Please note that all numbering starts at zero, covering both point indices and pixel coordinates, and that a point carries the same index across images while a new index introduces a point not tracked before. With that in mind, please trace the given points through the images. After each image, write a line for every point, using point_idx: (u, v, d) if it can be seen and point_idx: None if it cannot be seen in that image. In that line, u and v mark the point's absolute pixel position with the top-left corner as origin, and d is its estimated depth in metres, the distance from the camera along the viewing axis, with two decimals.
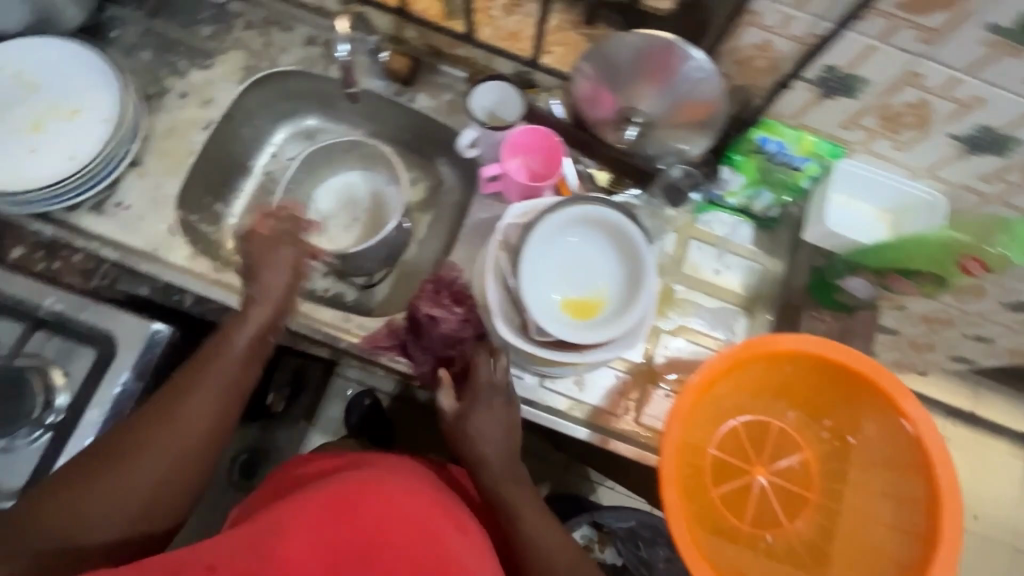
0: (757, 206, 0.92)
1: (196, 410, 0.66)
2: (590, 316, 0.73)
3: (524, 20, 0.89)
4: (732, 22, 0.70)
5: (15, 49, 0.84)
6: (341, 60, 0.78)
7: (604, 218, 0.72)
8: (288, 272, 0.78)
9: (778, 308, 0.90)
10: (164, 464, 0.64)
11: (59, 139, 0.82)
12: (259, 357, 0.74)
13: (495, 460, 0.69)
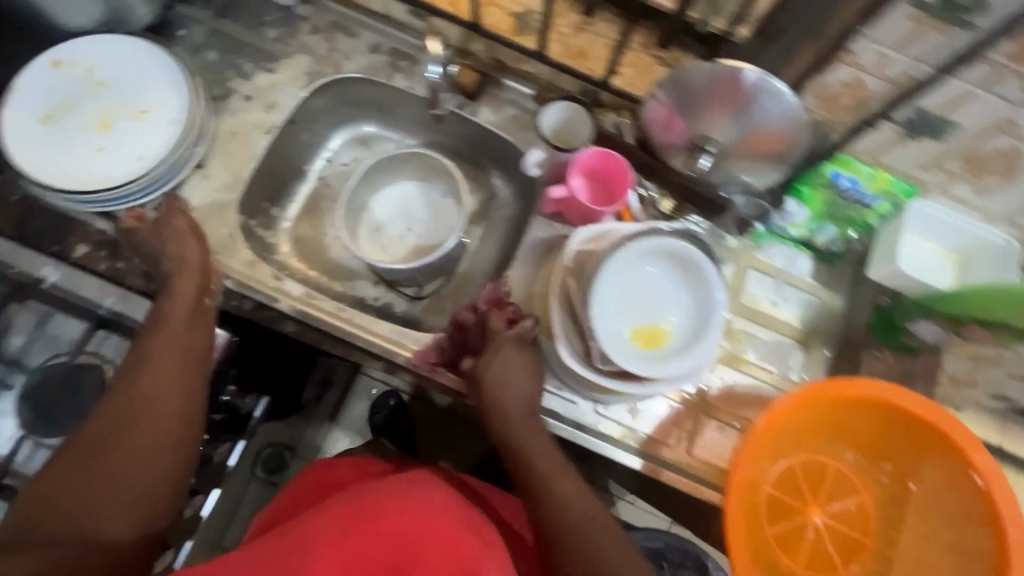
0: (820, 240, 0.90)
1: (156, 382, 0.67)
2: (657, 348, 0.71)
3: (594, 38, 0.88)
4: (824, 60, 0.68)
5: (86, 46, 0.84)
6: (431, 80, 0.82)
7: (677, 251, 0.70)
8: (194, 248, 0.77)
9: (836, 345, 0.89)
10: (146, 447, 0.64)
11: (126, 139, 0.82)
12: (202, 322, 0.74)
13: (518, 418, 0.71)
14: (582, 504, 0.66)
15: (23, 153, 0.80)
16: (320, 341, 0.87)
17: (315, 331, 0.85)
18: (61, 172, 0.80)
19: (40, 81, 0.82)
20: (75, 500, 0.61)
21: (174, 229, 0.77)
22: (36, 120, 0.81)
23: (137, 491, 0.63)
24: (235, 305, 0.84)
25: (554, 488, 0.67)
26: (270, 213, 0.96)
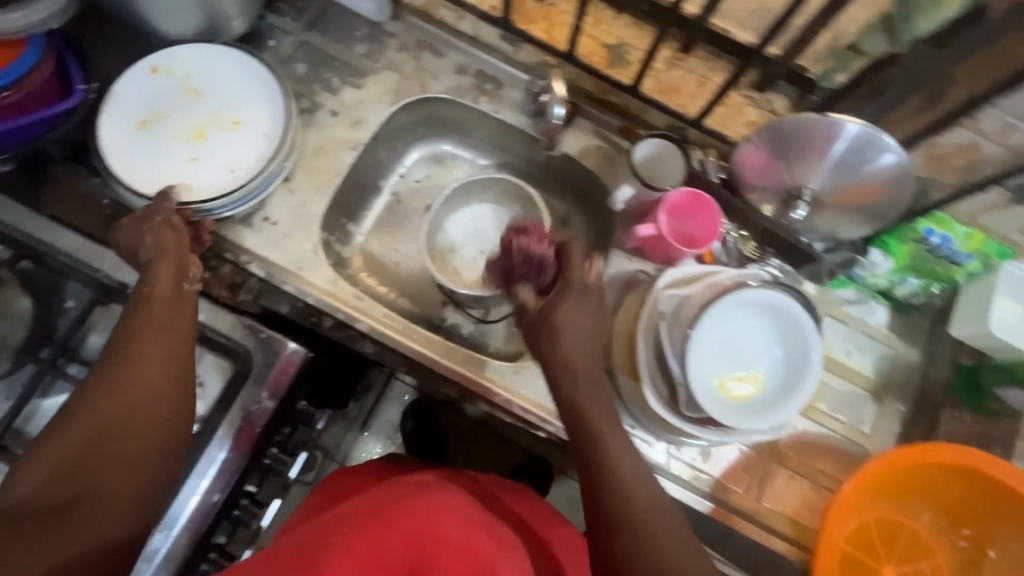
0: (899, 291, 0.89)
1: (142, 368, 0.64)
2: (747, 398, 0.70)
3: (686, 74, 0.88)
4: (946, 123, 0.69)
5: (184, 55, 0.85)
6: (555, 123, 0.85)
7: (775, 303, 0.70)
8: (169, 238, 0.73)
9: (912, 400, 0.88)
10: (139, 430, 0.62)
11: (219, 150, 0.83)
12: (183, 305, 0.70)
13: (582, 369, 0.68)
14: (638, 475, 0.64)
15: (119, 158, 0.81)
16: (395, 361, 0.87)
17: (391, 351, 0.85)
18: (155, 179, 0.81)
19: (139, 88, 0.83)
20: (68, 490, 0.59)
21: (156, 222, 0.74)
22: (133, 125, 0.82)
23: (131, 479, 0.61)
24: (313, 321, 0.85)
25: (610, 451, 0.65)
26: (346, 226, 0.96)
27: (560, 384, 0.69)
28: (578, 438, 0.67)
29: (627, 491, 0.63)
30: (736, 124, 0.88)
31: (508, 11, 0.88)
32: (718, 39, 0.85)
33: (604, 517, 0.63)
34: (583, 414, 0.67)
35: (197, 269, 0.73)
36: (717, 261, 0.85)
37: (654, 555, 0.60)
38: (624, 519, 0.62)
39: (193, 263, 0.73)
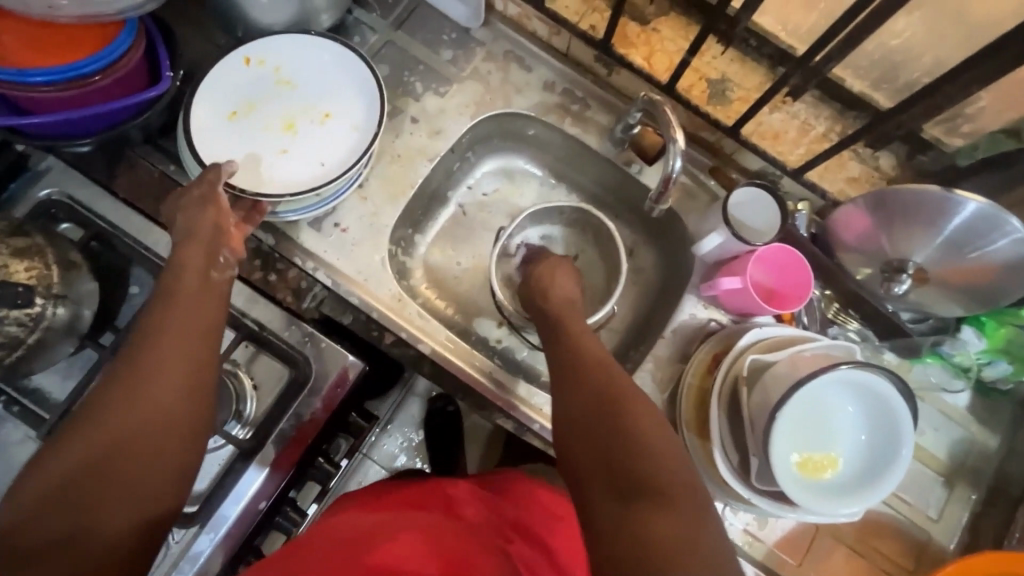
0: (986, 373, 0.83)
1: (159, 362, 0.54)
2: (825, 480, 0.66)
3: (788, 119, 0.83)
4: None
5: (275, 43, 0.82)
6: (669, 174, 0.71)
7: (872, 386, 0.65)
8: (209, 220, 0.67)
9: (984, 489, 0.83)
10: (154, 400, 0.53)
11: (309, 143, 0.81)
12: (213, 303, 0.62)
13: (557, 284, 0.77)
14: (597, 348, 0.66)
15: (211, 149, 0.78)
16: (452, 383, 0.86)
17: (449, 375, 0.83)
18: (246, 172, 0.78)
19: (229, 77, 0.80)
20: (76, 505, 0.48)
21: (195, 196, 0.69)
22: (225, 116, 0.80)
23: (150, 481, 0.51)
24: (374, 335, 0.85)
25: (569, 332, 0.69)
26: (409, 236, 0.93)
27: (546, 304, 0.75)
28: (552, 338, 0.70)
29: (582, 352, 0.65)
30: (836, 177, 0.82)
31: (609, 35, 0.83)
32: (833, 87, 0.79)
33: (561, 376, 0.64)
34: (559, 314, 0.73)
35: (228, 254, 0.67)
36: (796, 322, 0.81)
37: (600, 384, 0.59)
38: (576, 367, 0.63)
39: (223, 246, 0.67)
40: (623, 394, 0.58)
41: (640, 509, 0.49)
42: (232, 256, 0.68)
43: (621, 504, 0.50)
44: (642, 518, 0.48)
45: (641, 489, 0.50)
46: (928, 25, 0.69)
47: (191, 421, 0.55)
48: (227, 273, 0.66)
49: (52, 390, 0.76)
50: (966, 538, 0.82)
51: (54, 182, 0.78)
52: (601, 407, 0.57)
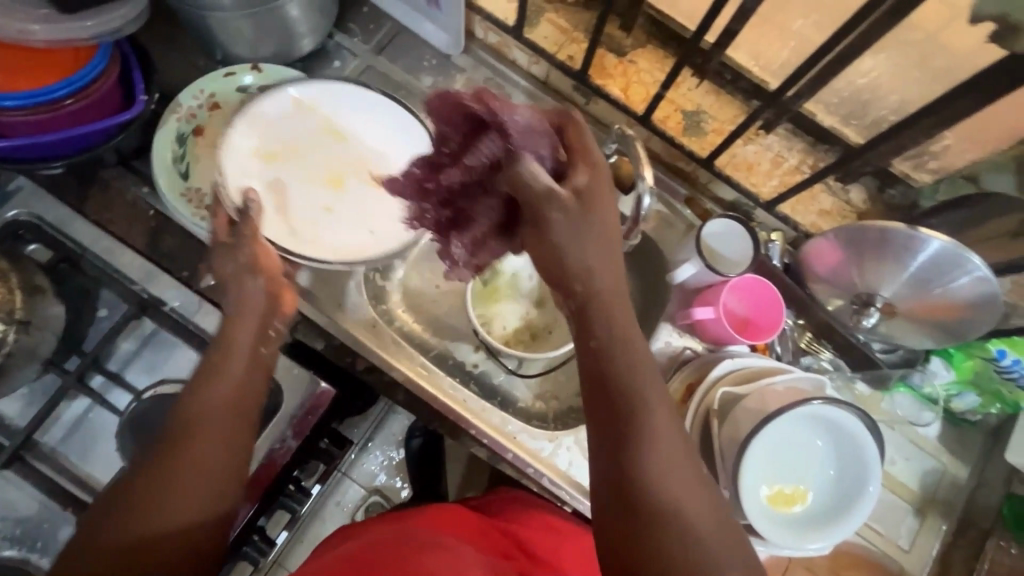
0: (955, 404, 0.85)
1: (216, 394, 0.54)
2: (794, 513, 0.67)
3: (761, 151, 0.84)
4: None
5: (328, 90, 0.80)
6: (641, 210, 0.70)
7: (840, 423, 0.66)
8: (261, 291, 0.63)
9: (955, 520, 0.84)
10: (211, 436, 0.52)
11: (358, 206, 0.79)
12: (262, 372, 0.59)
13: (597, 252, 0.56)
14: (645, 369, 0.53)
15: (239, 178, 0.75)
16: (426, 410, 0.85)
17: (424, 403, 0.83)
18: (281, 221, 0.76)
19: (279, 118, 0.79)
20: (134, 519, 0.48)
21: (240, 265, 0.64)
22: (264, 159, 0.77)
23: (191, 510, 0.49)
24: (348, 362, 0.85)
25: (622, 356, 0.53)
26: None
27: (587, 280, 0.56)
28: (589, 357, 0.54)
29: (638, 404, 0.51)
30: (808, 211, 0.84)
31: (586, 66, 0.84)
32: (805, 121, 0.80)
33: (608, 431, 0.51)
34: (605, 313, 0.55)
35: (281, 323, 0.64)
36: (770, 352, 0.82)
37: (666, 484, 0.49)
38: (627, 443, 0.50)
39: (275, 317, 0.63)
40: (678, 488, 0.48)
41: None
42: (282, 322, 0.65)
43: None
44: None
45: None
46: (896, 68, 0.69)
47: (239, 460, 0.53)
48: (276, 345, 0.62)
49: (13, 417, 0.74)
50: (936, 570, 0.83)
51: (22, 202, 0.77)
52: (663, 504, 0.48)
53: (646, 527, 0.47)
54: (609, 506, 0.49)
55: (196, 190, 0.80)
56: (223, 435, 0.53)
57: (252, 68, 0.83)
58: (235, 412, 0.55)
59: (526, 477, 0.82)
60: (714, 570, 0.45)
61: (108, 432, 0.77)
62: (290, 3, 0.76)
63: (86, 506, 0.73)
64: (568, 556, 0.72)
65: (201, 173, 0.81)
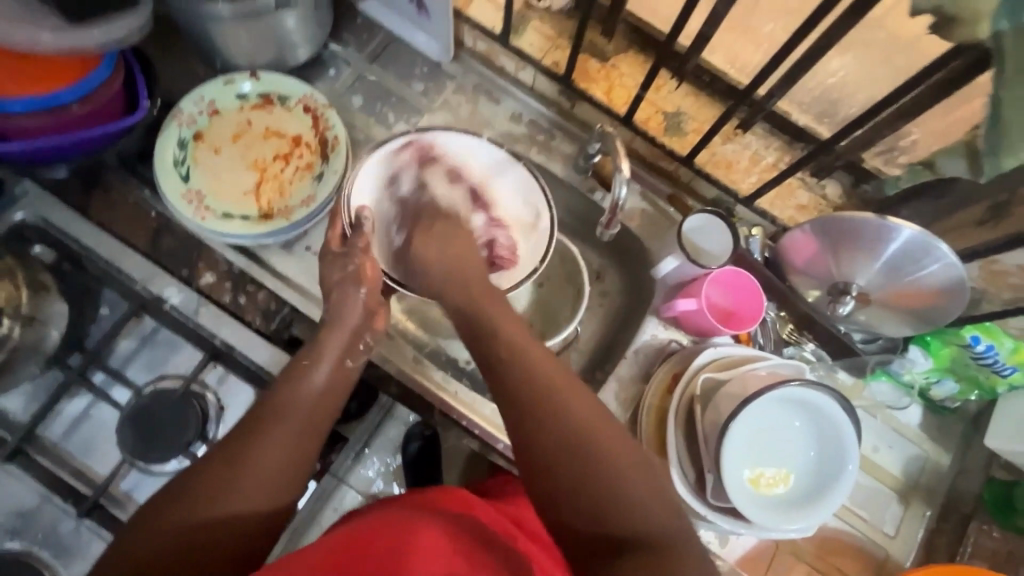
0: (935, 392, 0.87)
1: (295, 395, 0.61)
2: (777, 492, 0.69)
3: (740, 150, 0.87)
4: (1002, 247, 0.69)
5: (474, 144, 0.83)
6: (614, 199, 0.74)
7: (828, 414, 0.70)
8: (359, 304, 0.71)
9: (937, 506, 0.86)
10: (283, 432, 0.58)
11: None
12: (342, 387, 0.66)
13: (452, 264, 0.73)
14: (530, 345, 0.62)
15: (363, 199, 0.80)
16: (419, 404, 0.87)
17: (416, 396, 0.85)
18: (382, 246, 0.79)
19: (419, 155, 0.83)
20: (203, 494, 0.53)
21: (348, 273, 0.72)
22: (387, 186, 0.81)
23: (251, 494, 0.54)
24: None
25: (503, 338, 0.63)
26: None
27: (452, 286, 0.71)
28: (482, 345, 0.64)
29: (530, 372, 0.59)
30: (787, 205, 0.86)
31: (570, 71, 0.88)
32: (780, 120, 0.84)
33: (508, 402, 0.58)
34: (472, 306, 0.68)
35: (370, 338, 0.71)
36: (753, 342, 0.84)
37: (571, 438, 0.54)
38: (529, 409, 0.57)
39: (366, 332, 0.71)
40: (591, 426, 0.55)
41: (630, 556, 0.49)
42: (371, 336, 0.73)
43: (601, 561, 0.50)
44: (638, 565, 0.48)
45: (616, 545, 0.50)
46: (861, 65, 0.77)
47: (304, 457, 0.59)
48: (361, 358, 0.69)
49: (16, 413, 0.76)
50: (922, 556, 0.84)
51: (29, 206, 0.79)
52: (582, 446, 0.54)
53: (571, 471, 0.53)
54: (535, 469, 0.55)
55: (196, 193, 0.83)
56: (297, 433, 0.59)
57: (251, 76, 0.87)
58: (311, 415, 0.61)
59: (517, 469, 0.85)
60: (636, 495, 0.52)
61: (108, 428, 0.79)
62: (287, 14, 0.80)
63: (85, 498, 0.74)
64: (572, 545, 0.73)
65: (202, 177, 0.84)
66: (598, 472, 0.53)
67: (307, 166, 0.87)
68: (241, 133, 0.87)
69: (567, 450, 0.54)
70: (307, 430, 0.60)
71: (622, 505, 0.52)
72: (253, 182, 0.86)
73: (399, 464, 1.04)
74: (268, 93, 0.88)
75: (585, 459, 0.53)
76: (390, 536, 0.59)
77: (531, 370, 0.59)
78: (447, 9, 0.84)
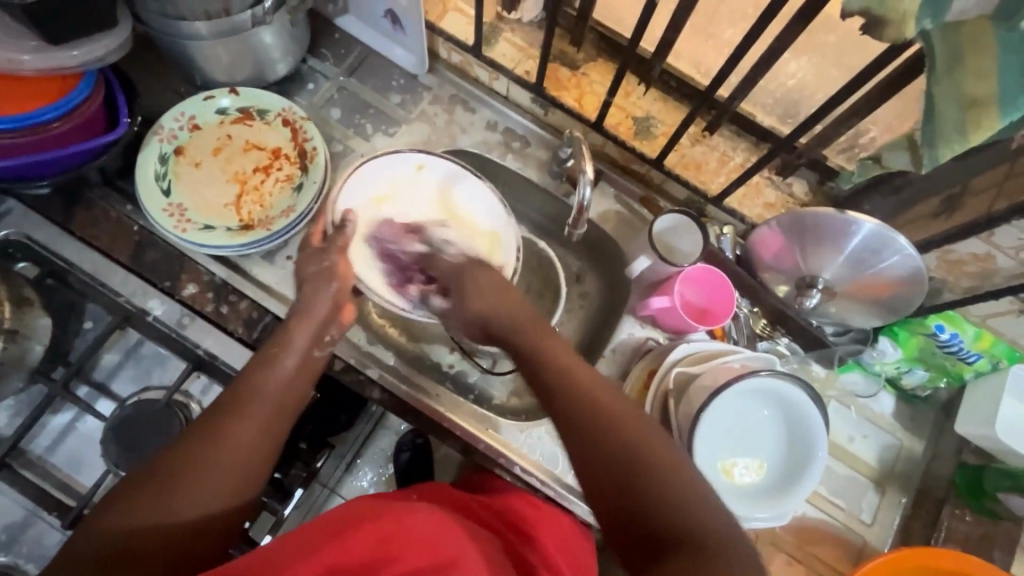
0: (906, 380, 0.90)
1: (260, 384, 0.62)
2: (747, 485, 0.73)
3: (708, 151, 0.90)
4: (954, 239, 0.71)
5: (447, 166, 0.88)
6: (581, 201, 0.76)
7: (802, 406, 0.72)
8: (329, 297, 0.71)
9: (911, 493, 0.89)
10: (245, 421, 0.58)
11: None
12: (310, 376, 0.67)
13: (499, 292, 0.70)
14: (581, 367, 0.60)
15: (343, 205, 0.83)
16: (401, 409, 0.88)
17: (400, 402, 0.87)
18: (367, 260, 0.82)
19: (397, 173, 0.87)
20: (159, 490, 0.53)
21: (322, 269, 0.72)
22: (373, 201, 0.85)
23: (216, 486, 0.55)
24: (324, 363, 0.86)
25: (551, 360, 0.61)
26: None
27: (502, 337, 0.67)
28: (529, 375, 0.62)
29: (578, 390, 0.57)
30: (754, 204, 0.89)
31: (542, 79, 0.90)
32: (745, 122, 0.87)
33: (560, 418, 0.56)
34: (515, 329, 0.66)
35: (336, 331, 0.71)
36: (727, 338, 0.86)
37: (620, 447, 0.52)
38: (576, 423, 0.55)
39: (333, 324, 0.71)
40: (630, 429, 0.53)
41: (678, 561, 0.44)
42: (337, 330, 0.72)
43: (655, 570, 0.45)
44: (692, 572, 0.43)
45: (663, 549, 0.46)
46: (816, 68, 0.82)
47: (269, 445, 0.60)
48: (328, 349, 0.70)
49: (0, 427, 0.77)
50: (898, 540, 0.88)
51: (12, 224, 0.80)
52: (627, 455, 0.51)
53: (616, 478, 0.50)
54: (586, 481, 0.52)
55: (178, 206, 0.85)
56: (262, 422, 0.59)
57: (230, 91, 0.89)
58: (281, 402, 0.62)
59: (499, 468, 0.85)
60: (683, 503, 0.48)
61: (93, 439, 0.80)
62: (264, 30, 0.82)
63: (67, 510, 0.74)
64: (552, 528, 0.74)
65: (183, 191, 0.86)
66: (650, 477, 0.49)
67: (287, 178, 0.88)
68: (221, 147, 0.89)
69: (619, 456, 0.51)
70: (275, 417, 0.61)
71: (668, 511, 0.47)
72: (234, 194, 0.88)
73: (391, 473, 1.10)
74: (248, 107, 0.90)
75: (635, 464, 0.50)
76: (374, 525, 0.59)
77: (578, 384, 0.57)
78: (419, 22, 0.87)
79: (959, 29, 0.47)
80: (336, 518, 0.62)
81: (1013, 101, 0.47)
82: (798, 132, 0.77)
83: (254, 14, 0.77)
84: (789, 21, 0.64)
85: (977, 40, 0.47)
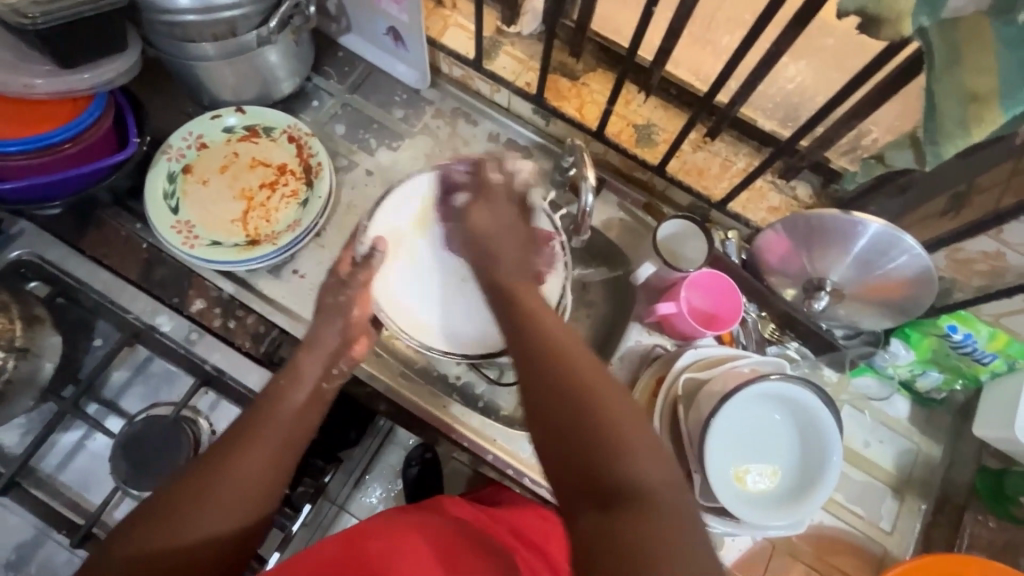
0: (921, 383, 0.89)
1: (274, 410, 0.61)
2: (764, 495, 0.72)
3: (711, 157, 0.89)
4: (965, 236, 0.70)
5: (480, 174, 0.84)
6: (583, 206, 0.76)
7: (815, 414, 0.72)
8: (339, 331, 0.70)
9: (931, 499, 0.87)
10: (257, 444, 0.58)
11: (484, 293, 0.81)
12: (322, 405, 0.66)
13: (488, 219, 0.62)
14: (536, 302, 0.55)
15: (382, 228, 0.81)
16: (409, 421, 0.88)
17: (409, 415, 0.86)
18: (394, 289, 0.79)
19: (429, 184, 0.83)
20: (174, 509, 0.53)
21: (339, 301, 0.71)
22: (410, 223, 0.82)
23: (233, 504, 0.54)
24: None
25: (509, 300, 0.56)
26: None
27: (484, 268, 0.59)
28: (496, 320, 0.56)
29: (536, 330, 0.52)
30: (758, 208, 0.88)
31: (542, 89, 0.91)
32: (746, 126, 0.87)
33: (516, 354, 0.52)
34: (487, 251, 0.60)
35: (345, 365, 0.70)
36: (736, 343, 0.84)
37: (573, 394, 0.47)
38: (534, 367, 0.49)
39: (343, 357, 0.70)
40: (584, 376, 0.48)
41: (622, 520, 0.42)
42: (349, 363, 0.71)
43: (596, 525, 0.43)
44: (628, 532, 0.41)
45: (610, 506, 0.43)
46: (815, 71, 0.82)
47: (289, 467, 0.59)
48: (338, 382, 0.69)
49: (11, 446, 0.78)
50: (920, 548, 0.86)
51: (26, 244, 0.82)
52: (574, 399, 0.47)
53: (572, 429, 0.46)
54: (540, 421, 0.48)
55: (186, 223, 0.86)
56: (281, 443, 0.59)
57: (236, 110, 0.91)
58: (295, 428, 0.61)
59: (508, 479, 0.85)
60: (633, 456, 0.44)
61: (101, 457, 0.80)
62: (268, 50, 0.83)
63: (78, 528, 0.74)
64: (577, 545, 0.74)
65: (191, 208, 0.87)
66: (602, 429, 0.45)
67: (293, 193, 0.90)
68: (228, 164, 0.90)
69: (573, 401, 0.47)
70: (288, 445, 0.60)
71: (616, 467, 0.44)
72: (241, 211, 0.89)
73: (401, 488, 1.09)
74: (254, 125, 0.91)
75: (591, 411, 0.46)
76: (381, 541, 0.60)
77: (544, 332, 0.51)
78: (421, 38, 0.88)
79: (957, 26, 0.48)
80: (348, 537, 0.62)
81: (1014, 94, 0.47)
82: (799, 135, 0.77)
83: (259, 34, 0.78)
84: (786, 25, 0.64)
85: (978, 36, 0.47)
